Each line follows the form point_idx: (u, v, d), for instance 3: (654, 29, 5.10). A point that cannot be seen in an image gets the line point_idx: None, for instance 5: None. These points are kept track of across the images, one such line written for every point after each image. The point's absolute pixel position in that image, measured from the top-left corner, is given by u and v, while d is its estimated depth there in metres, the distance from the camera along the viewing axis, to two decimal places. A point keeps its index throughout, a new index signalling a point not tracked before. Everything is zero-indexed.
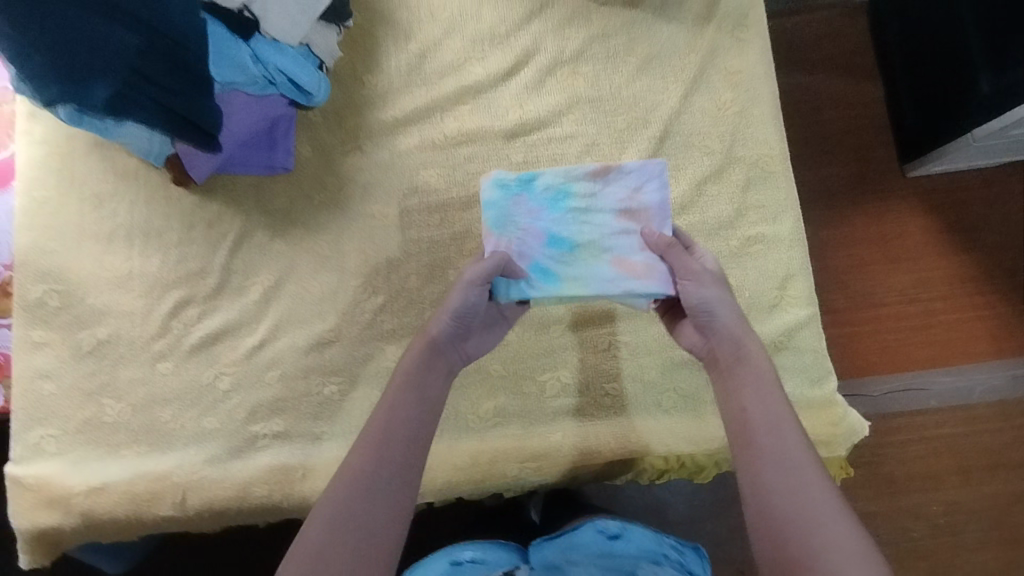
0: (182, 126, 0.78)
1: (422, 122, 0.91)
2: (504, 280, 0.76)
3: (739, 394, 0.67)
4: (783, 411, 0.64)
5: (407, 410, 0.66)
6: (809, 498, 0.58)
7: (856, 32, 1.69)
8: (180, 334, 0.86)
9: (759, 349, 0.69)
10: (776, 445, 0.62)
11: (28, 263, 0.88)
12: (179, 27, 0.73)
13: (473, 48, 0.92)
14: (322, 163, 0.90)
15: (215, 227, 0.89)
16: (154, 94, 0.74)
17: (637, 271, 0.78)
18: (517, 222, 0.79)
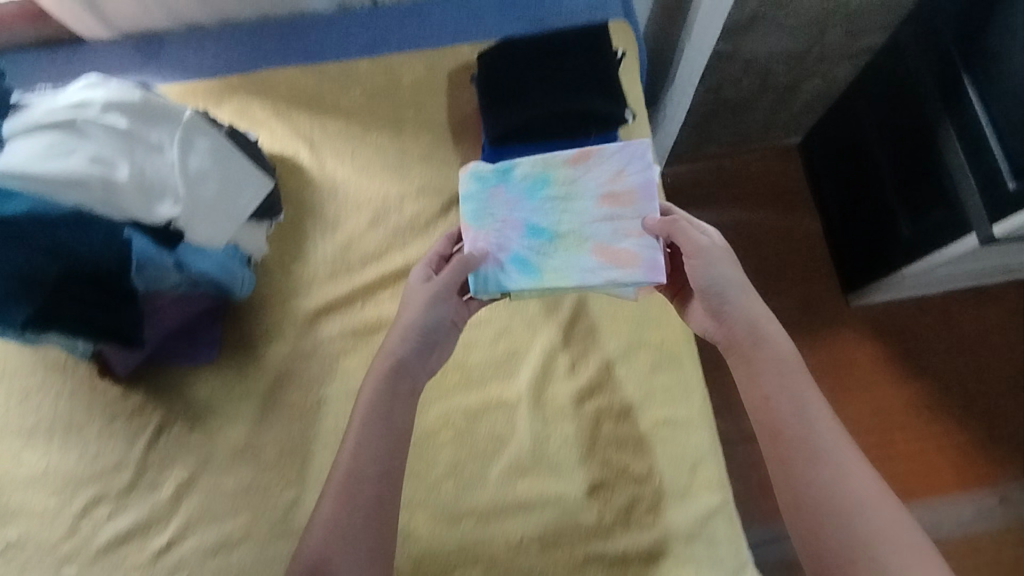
0: (104, 336, 0.82)
1: (343, 311, 0.95)
2: (479, 276, 0.84)
3: (776, 394, 0.73)
4: (818, 409, 0.72)
5: (372, 448, 0.74)
6: (855, 511, 0.65)
7: (786, 170, 1.95)
8: (90, 533, 0.86)
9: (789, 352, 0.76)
10: (819, 455, 0.68)
11: None
12: (98, 253, 0.77)
13: (396, 236, 0.98)
14: (244, 353, 0.93)
15: (135, 419, 0.90)
16: (75, 311, 0.79)
17: (618, 258, 0.84)
18: (494, 216, 0.88)
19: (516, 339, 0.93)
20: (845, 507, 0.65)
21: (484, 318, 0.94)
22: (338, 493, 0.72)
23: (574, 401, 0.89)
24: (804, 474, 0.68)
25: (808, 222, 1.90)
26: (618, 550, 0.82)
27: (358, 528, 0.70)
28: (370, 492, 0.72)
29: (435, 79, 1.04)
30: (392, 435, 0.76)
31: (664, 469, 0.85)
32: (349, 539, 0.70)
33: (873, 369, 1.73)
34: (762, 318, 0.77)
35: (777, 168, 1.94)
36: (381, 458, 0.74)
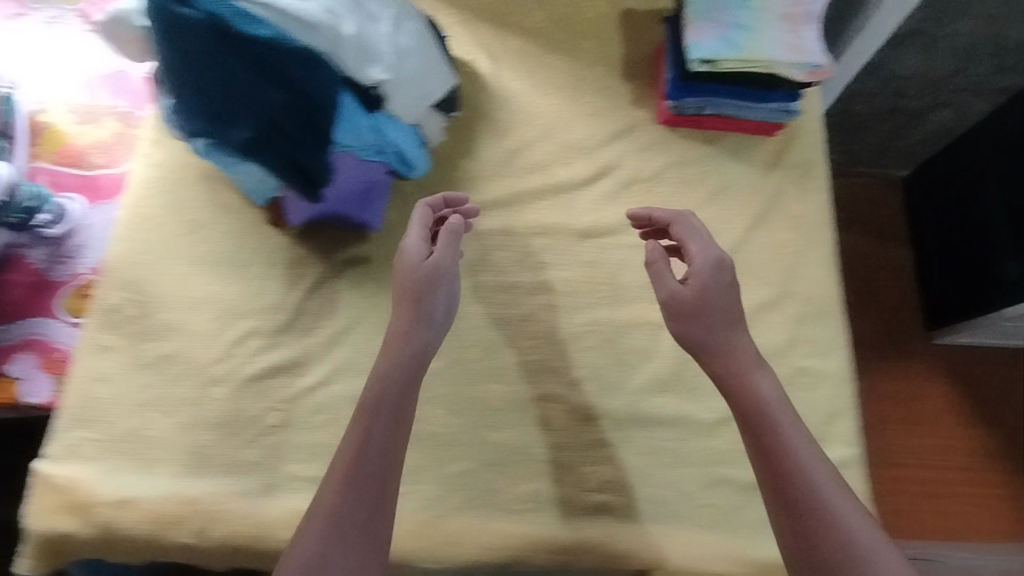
0: (295, 176, 0.86)
1: (505, 209, 0.98)
2: (699, 46, 0.88)
3: (712, 329, 0.79)
4: (778, 397, 0.76)
5: (391, 385, 0.77)
6: (815, 457, 0.72)
7: (890, 197, 1.65)
8: (240, 363, 0.89)
9: (761, 376, 0.77)
10: (787, 450, 0.72)
11: (117, 271, 0.93)
12: (321, 91, 0.81)
13: (564, 153, 1.01)
14: (408, 228, 0.97)
15: (295, 269, 0.94)
16: (284, 145, 0.83)
17: (799, 51, 0.89)
18: (705, 16, 0.90)
19: (667, 268, 0.96)
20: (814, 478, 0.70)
21: (638, 244, 0.97)
22: (350, 453, 0.74)
23: None
24: (811, 529, 0.68)
25: (903, 255, 1.60)
26: (749, 478, 0.86)
27: (385, 465, 0.75)
28: (388, 420, 0.76)
29: (618, 19, 1.10)
30: (397, 405, 0.77)
31: (800, 414, 0.89)
32: (379, 482, 0.73)
33: (945, 407, 1.52)
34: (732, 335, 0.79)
35: (880, 197, 1.65)
36: (415, 376, 0.79)
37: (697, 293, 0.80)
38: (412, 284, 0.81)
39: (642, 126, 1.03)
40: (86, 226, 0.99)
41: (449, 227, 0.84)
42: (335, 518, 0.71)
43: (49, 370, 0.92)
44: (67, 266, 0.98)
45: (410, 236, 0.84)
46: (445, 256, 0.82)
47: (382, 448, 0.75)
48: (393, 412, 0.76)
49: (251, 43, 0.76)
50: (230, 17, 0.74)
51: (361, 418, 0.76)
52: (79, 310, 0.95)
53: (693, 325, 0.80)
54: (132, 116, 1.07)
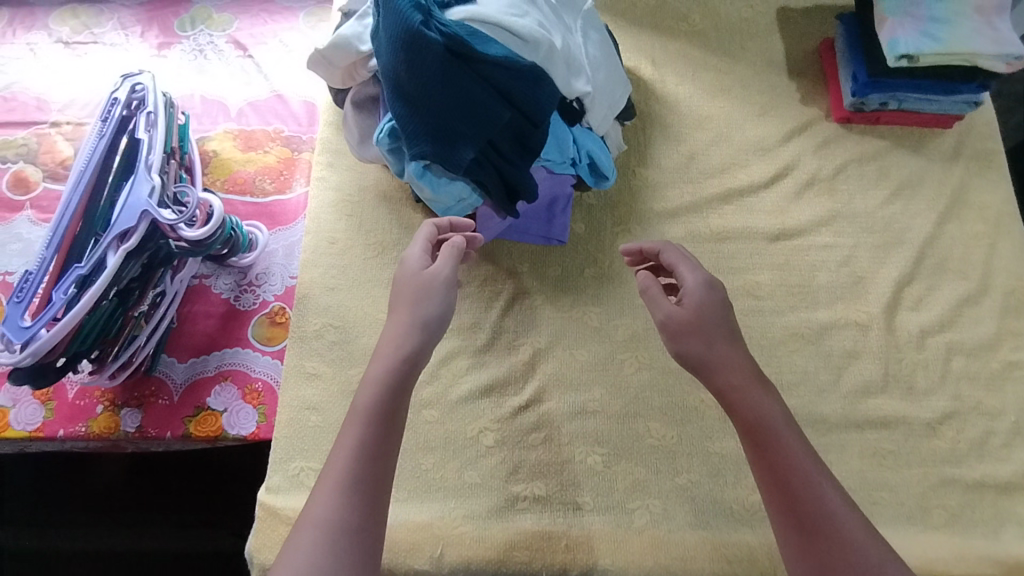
0: (501, 193, 0.86)
1: (689, 216, 0.98)
2: (897, 41, 0.88)
3: (721, 345, 0.73)
4: (773, 406, 0.70)
5: (367, 397, 0.69)
6: (820, 476, 0.67)
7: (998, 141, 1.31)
8: (448, 384, 0.88)
9: (763, 391, 0.71)
10: (783, 459, 0.67)
11: (311, 297, 0.93)
12: (539, 107, 0.79)
13: (739, 157, 1.01)
14: (593, 240, 0.97)
15: (488, 287, 0.94)
16: (497, 163, 0.83)
17: (1003, 39, 0.87)
18: (899, 11, 0.90)
19: (861, 266, 0.94)
20: (835, 504, 0.65)
21: (828, 243, 0.96)
22: (353, 467, 0.65)
23: (922, 332, 0.91)
24: (840, 544, 0.63)
25: None
26: (981, 477, 0.84)
27: (369, 476, 0.66)
28: (380, 426, 0.68)
29: (773, 18, 1.09)
30: (390, 417, 0.69)
31: (1020, 410, 0.87)
32: (357, 496, 0.64)
33: None
34: (709, 350, 0.73)
35: None
36: (406, 382, 0.71)
37: (706, 309, 0.74)
38: (409, 290, 0.76)
39: (814, 125, 1.02)
40: (267, 253, 1.00)
41: (450, 246, 0.79)
42: (334, 530, 0.62)
43: (250, 400, 0.92)
44: (254, 294, 0.98)
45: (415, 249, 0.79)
46: (446, 266, 0.77)
47: (378, 469, 0.66)
48: (382, 417, 0.68)
49: (484, 62, 0.76)
50: (465, 37, 0.75)
51: (362, 420, 0.68)
52: (272, 338, 0.96)
53: (692, 343, 0.73)
54: (297, 141, 1.07)
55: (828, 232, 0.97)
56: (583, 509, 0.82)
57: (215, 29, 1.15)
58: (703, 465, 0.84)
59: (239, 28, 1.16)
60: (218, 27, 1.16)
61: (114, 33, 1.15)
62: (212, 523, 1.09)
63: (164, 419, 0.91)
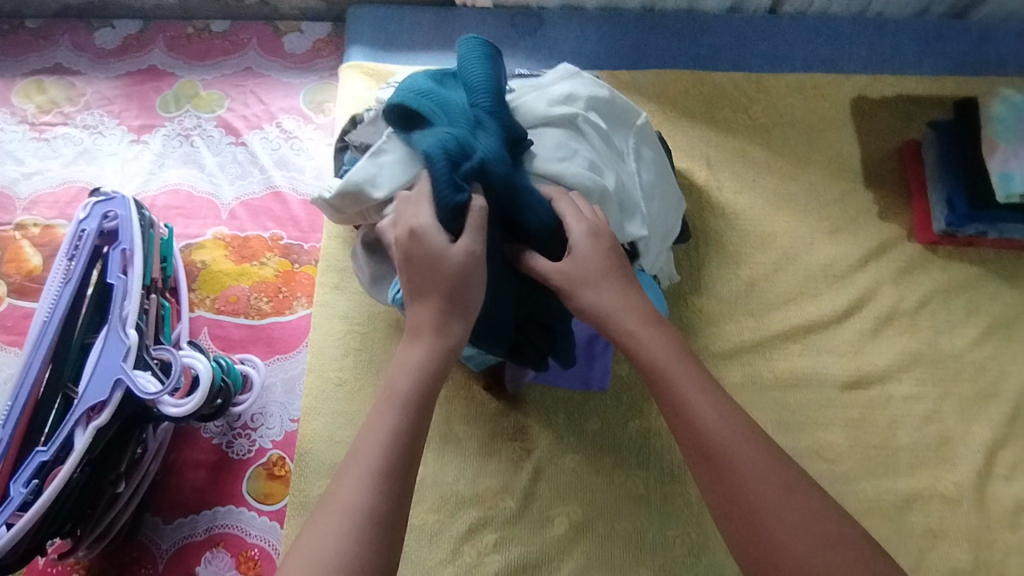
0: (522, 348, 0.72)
1: (749, 357, 0.85)
2: (1010, 176, 0.77)
3: (609, 288, 0.62)
4: (698, 379, 0.60)
5: (398, 381, 0.58)
6: (764, 467, 0.56)
7: None
8: (473, 564, 0.77)
9: (696, 367, 0.61)
10: (717, 460, 0.56)
11: (314, 453, 0.81)
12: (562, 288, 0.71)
13: (808, 284, 0.88)
14: (639, 384, 0.84)
15: (518, 442, 0.82)
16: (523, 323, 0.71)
17: None
18: (1016, 139, 0.79)
19: (948, 424, 0.82)
20: (794, 524, 0.53)
21: (910, 394, 0.83)
22: (383, 456, 0.54)
23: (1018, 509, 0.79)
24: (770, 531, 0.53)
25: None
26: None
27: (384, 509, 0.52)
28: (415, 417, 0.57)
29: (848, 111, 0.95)
30: (423, 409, 0.57)
31: None
32: (369, 532, 0.50)
33: None
34: (614, 307, 0.62)
35: None
36: (431, 401, 0.58)
37: (588, 255, 0.62)
38: (429, 271, 0.59)
39: (893, 247, 0.89)
40: (264, 388, 0.88)
41: (474, 209, 0.60)
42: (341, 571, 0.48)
43: (246, 570, 0.80)
44: (249, 440, 0.86)
45: (426, 211, 0.60)
46: (476, 242, 0.59)
47: (409, 460, 0.55)
48: (407, 436, 0.55)
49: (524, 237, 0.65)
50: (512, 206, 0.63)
51: (395, 408, 0.56)
52: (270, 494, 0.84)
53: (594, 296, 0.62)
54: (297, 249, 0.94)
55: (909, 380, 0.84)
56: None
57: (203, 109, 1.02)
58: None
59: (230, 108, 1.01)
60: (207, 106, 1.02)
61: (87, 113, 1.01)
62: None
63: None
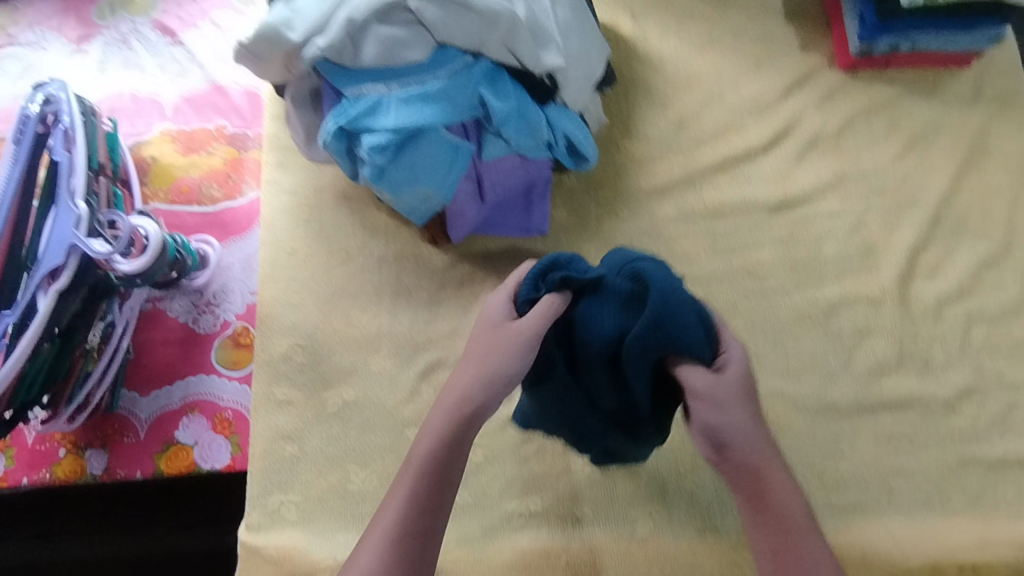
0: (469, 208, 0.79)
1: (680, 191, 0.88)
2: None
3: (753, 417, 0.56)
4: (796, 506, 0.54)
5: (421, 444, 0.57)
6: None
7: None
8: (431, 399, 0.83)
9: (795, 488, 0.55)
10: (786, 516, 0.54)
11: (273, 317, 0.86)
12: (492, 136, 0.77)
13: (734, 118, 0.90)
14: (577, 226, 0.88)
15: (466, 290, 0.86)
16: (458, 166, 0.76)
17: None
18: None
19: (873, 234, 0.86)
20: None
21: (835, 210, 0.87)
22: (397, 532, 0.54)
23: (939, 301, 0.83)
24: None
25: None
26: (1001, 455, 0.79)
27: (415, 543, 0.54)
28: (434, 485, 0.56)
29: None
30: (446, 475, 0.57)
31: None
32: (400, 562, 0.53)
33: None
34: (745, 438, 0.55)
35: None
36: (470, 430, 0.58)
37: (738, 384, 0.56)
38: (483, 344, 0.59)
39: (816, 76, 0.92)
40: (223, 268, 0.92)
41: (549, 301, 0.58)
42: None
43: (221, 430, 0.87)
44: (214, 315, 0.91)
45: (506, 292, 0.62)
46: (538, 324, 0.57)
47: (419, 547, 0.54)
48: (445, 464, 0.56)
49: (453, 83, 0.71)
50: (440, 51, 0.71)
51: (414, 472, 0.56)
52: (238, 362, 0.89)
53: (722, 416, 0.55)
54: (242, 137, 0.97)
55: (834, 197, 0.87)
56: (582, 522, 0.78)
57: (137, 14, 1.03)
58: (704, 469, 0.80)
59: (164, 11, 1.03)
60: (141, 11, 1.03)
61: (24, 28, 1.03)
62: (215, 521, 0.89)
63: (131, 458, 0.86)
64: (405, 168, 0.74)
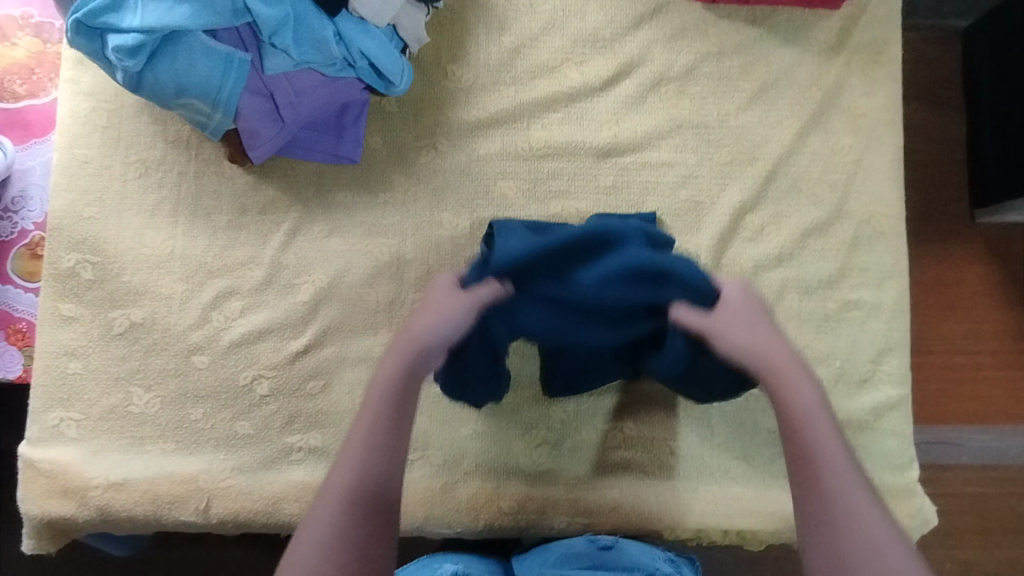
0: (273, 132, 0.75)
1: (506, 127, 0.83)
2: None
3: (761, 340, 0.65)
4: (815, 401, 0.60)
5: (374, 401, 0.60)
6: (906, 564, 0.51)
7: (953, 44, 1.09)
8: (220, 327, 0.80)
9: (806, 377, 0.62)
10: (822, 443, 0.57)
11: (61, 229, 0.81)
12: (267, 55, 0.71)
13: (576, 50, 0.83)
14: (392, 157, 0.83)
15: (268, 216, 0.82)
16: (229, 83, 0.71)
17: None
18: None
19: (701, 190, 0.82)
20: None
21: (665, 161, 0.82)
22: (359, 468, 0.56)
23: (755, 268, 0.81)
24: None
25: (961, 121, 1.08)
26: None
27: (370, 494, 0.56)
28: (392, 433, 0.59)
29: None
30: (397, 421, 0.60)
31: (847, 351, 0.80)
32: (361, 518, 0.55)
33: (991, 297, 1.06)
34: (763, 332, 0.65)
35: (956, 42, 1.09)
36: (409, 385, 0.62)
37: (739, 295, 0.69)
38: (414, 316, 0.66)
39: (671, 7, 0.83)
40: (23, 172, 0.86)
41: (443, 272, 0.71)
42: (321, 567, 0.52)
43: (15, 341, 0.84)
44: (12, 222, 0.85)
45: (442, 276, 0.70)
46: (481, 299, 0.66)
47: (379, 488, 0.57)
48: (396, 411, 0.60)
49: None
50: None
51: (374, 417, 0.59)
52: (35, 273, 0.85)
53: (737, 328, 0.66)
54: (49, 28, 0.88)
55: (668, 146, 0.82)
56: None
57: None
58: (488, 416, 0.80)
59: None
60: None
61: None
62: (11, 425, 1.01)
63: None
64: (166, 77, 0.69)
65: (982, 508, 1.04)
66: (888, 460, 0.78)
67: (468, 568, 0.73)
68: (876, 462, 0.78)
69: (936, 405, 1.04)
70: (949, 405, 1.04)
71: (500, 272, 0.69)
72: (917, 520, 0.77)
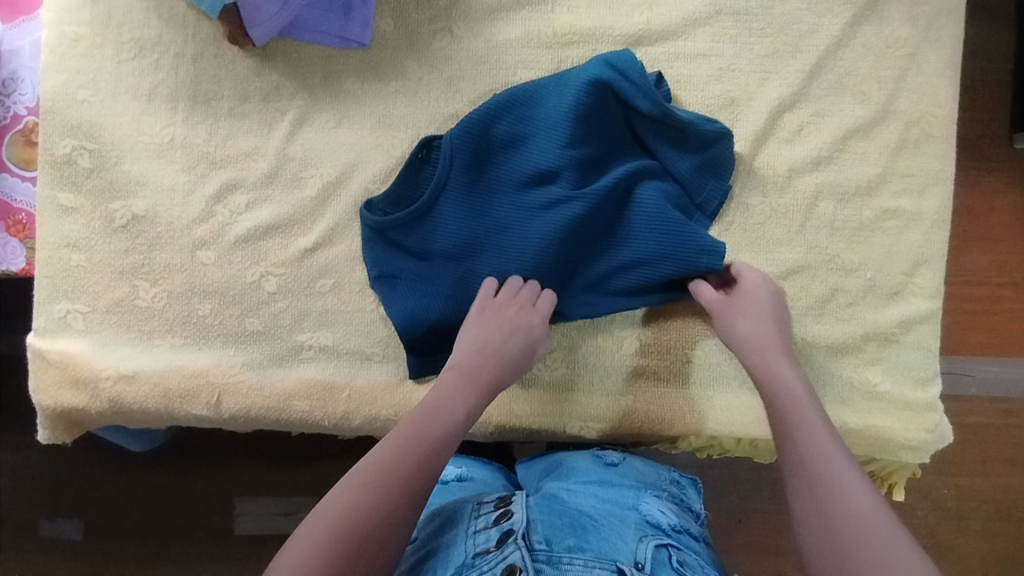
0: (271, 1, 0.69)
1: (528, 9, 0.76)
2: None
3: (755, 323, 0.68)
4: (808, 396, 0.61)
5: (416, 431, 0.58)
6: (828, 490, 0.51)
7: None
8: (225, 221, 0.77)
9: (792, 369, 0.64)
10: (803, 427, 0.57)
11: (54, 113, 0.76)
12: None
13: None
14: (405, 42, 0.77)
15: (272, 104, 0.77)
16: None
17: None
18: None
19: (737, 84, 0.76)
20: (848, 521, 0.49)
21: (700, 51, 0.76)
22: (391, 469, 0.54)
23: (789, 171, 0.76)
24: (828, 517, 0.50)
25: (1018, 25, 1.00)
26: (810, 338, 0.75)
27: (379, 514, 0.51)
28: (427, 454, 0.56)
29: None
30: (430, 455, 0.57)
31: (880, 262, 0.76)
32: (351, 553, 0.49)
33: None
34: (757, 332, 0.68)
35: None
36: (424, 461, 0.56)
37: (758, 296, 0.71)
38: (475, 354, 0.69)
39: None
40: (11, 52, 0.80)
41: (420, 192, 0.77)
42: None
43: (15, 233, 0.80)
44: (3, 106, 0.80)
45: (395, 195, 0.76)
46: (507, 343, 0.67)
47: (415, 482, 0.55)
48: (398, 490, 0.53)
49: None
50: None
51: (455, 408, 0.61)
52: (32, 162, 0.81)
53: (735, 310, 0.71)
54: None
55: (704, 35, 0.76)
56: (372, 359, 0.77)
57: None
58: None
59: None
60: None
61: None
62: (23, 326, 1.03)
63: None
64: None
65: (1004, 433, 1.01)
66: (913, 374, 0.76)
67: (473, 469, 0.75)
68: (900, 375, 0.76)
69: (952, 335, 1.02)
70: (967, 334, 1.01)
71: (485, 133, 0.73)
72: (936, 434, 0.76)
